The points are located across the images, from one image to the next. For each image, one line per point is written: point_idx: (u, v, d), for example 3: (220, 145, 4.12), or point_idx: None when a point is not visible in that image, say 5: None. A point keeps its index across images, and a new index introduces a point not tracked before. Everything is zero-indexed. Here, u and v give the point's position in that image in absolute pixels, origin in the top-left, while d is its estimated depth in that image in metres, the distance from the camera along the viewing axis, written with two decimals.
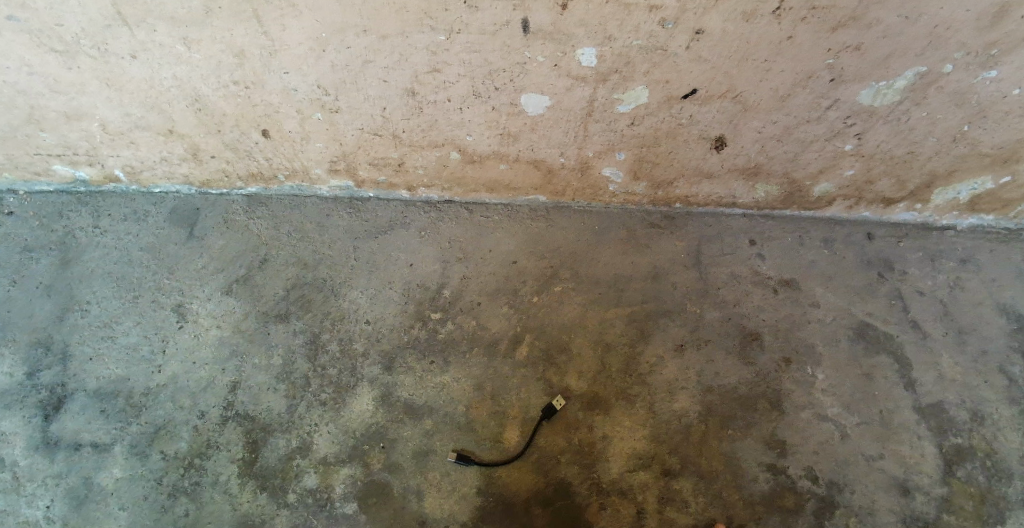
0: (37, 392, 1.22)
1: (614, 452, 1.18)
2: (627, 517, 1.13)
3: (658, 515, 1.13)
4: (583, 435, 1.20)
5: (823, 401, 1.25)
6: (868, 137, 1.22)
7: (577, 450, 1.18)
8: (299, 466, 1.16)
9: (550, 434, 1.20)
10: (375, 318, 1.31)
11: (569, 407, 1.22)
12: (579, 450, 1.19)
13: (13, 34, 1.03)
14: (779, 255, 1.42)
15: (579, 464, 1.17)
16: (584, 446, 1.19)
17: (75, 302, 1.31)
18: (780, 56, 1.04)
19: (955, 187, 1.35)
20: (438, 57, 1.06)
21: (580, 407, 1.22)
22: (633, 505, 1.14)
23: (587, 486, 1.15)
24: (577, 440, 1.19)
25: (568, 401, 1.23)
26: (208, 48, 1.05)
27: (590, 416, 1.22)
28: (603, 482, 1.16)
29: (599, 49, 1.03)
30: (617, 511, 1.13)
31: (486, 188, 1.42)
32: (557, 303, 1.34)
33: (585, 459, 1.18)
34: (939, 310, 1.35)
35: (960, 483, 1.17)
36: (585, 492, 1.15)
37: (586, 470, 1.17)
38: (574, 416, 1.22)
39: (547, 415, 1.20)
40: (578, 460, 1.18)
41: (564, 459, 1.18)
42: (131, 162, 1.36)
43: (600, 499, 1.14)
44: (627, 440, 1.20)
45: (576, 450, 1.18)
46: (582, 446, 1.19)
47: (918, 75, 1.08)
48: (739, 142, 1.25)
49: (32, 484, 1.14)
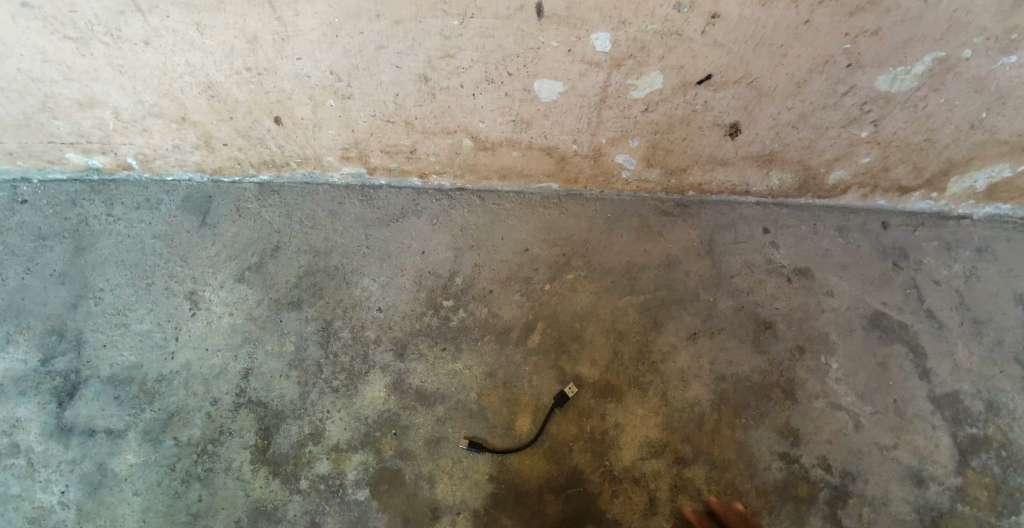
0: (51, 379, 1.23)
1: (627, 442, 1.18)
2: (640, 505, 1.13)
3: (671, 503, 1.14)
4: (596, 424, 1.20)
5: (837, 391, 1.24)
6: (885, 124, 1.21)
7: (590, 438, 1.18)
8: (311, 452, 1.17)
9: (563, 423, 1.19)
10: (387, 306, 1.31)
11: (581, 397, 1.22)
12: (592, 439, 1.18)
13: (28, 20, 1.03)
14: (793, 243, 1.40)
15: (592, 453, 1.17)
16: (597, 435, 1.19)
17: (89, 290, 1.32)
18: (797, 41, 1.03)
19: (972, 175, 1.33)
20: (451, 42, 1.05)
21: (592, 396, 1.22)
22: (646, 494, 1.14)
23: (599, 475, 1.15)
24: (590, 429, 1.19)
25: (581, 390, 1.23)
26: (221, 34, 1.05)
27: (603, 404, 1.21)
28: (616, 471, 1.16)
29: (614, 34, 1.03)
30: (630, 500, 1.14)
31: (498, 176, 1.42)
32: (569, 292, 1.33)
33: (598, 448, 1.18)
34: (955, 299, 1.34)
35: (975, 473, 1.17)
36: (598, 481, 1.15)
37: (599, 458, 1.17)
38: (586, 405, 1.21)
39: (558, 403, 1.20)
40: (591, 449, 1.17)
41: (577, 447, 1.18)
42: (144, 151, 1.37)
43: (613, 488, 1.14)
44: (641, 428, 1.19)
45: (589, 438, 1.18)
46: (595, 435, 1.19)
47: (936, 60, 1.06)
48: (754, 129, 1.24)
49: (48, 469, 1.16)
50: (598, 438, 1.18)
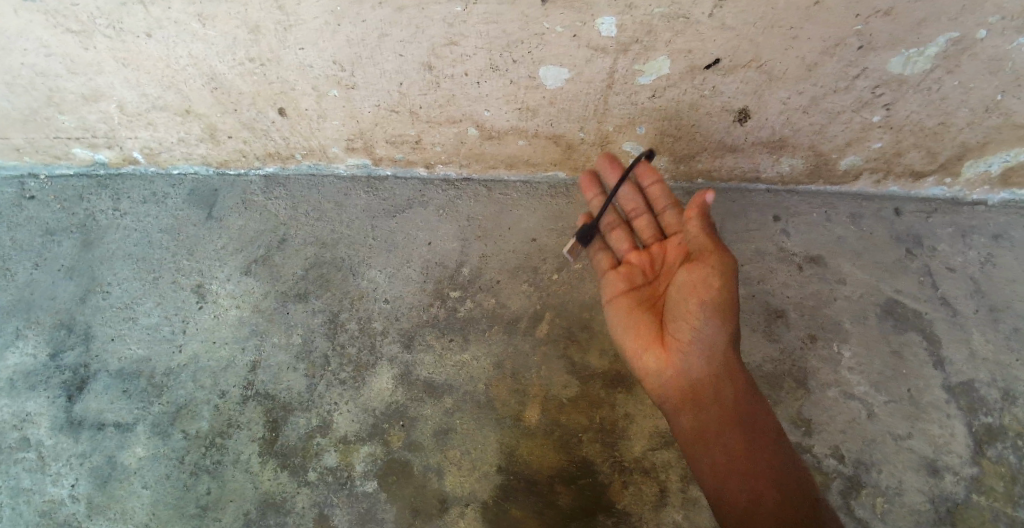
0: (61, 373, 1.24)
1: (719, 300, 1.01)
2: (741, 446, 1.01)
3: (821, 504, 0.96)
4: (645, 257, 1.19)
5: (850, 380, 1.23)
6: (897, 107, 1.18)
7: (609, 280, 1.18)
8: (320, 444, 1.17)
9: (699, 220, 1.03)
10: (394, 297, 1.30)
11: (674, 208, 1.20)
12: (662, 270, 1.16)
13: (31, 14, 1.02)
14: (805, 231, 1.38)
15: (619, 306, 1.14)
16: (644, 271, 1.18)
17: (97, 284, 1.32)
18: (809, 23, 1.00)
19: (988, 159, 1.30)
20: (455, 29, 1.03)
21: (647, 208, 1.23)
22: (766, 409, 1.04)
23: (648, 337, 1.09)
24: (594, 259, 1.22)
25: (643, 188, 1.23)
26: (223, 24, 1.04)
27: (704, 233, 1.03)
28: (719, 328, 1.02)
29: (620, 18, 1.00)
30: (731, 408, 1.04)
31: (505, 165, 1.40)
32: (579, 281, 1.31)
33: (694, 287, 1.02)
34: (970, 287, 1.31)
35: (991, 463, 1.15)
36: (661, 343, 1.07)
37: (620, 315, 1.13)
38: (675, 221, 1.19)
39: (708, 200, 1.03)
40: (622, 300, 1.15)
41: (678, 278, 1.06)
42: (150, 144, 1.37)
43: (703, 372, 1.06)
44: (730, 290, 1.01)
45: (614, 281, 1.17)
46: (637, 269, 1.18)
47: (951, 41, 1.03)
48: (764, 114, 1.22)
49: (58, 463, 1.16)
50: (664, 284, 1.14)
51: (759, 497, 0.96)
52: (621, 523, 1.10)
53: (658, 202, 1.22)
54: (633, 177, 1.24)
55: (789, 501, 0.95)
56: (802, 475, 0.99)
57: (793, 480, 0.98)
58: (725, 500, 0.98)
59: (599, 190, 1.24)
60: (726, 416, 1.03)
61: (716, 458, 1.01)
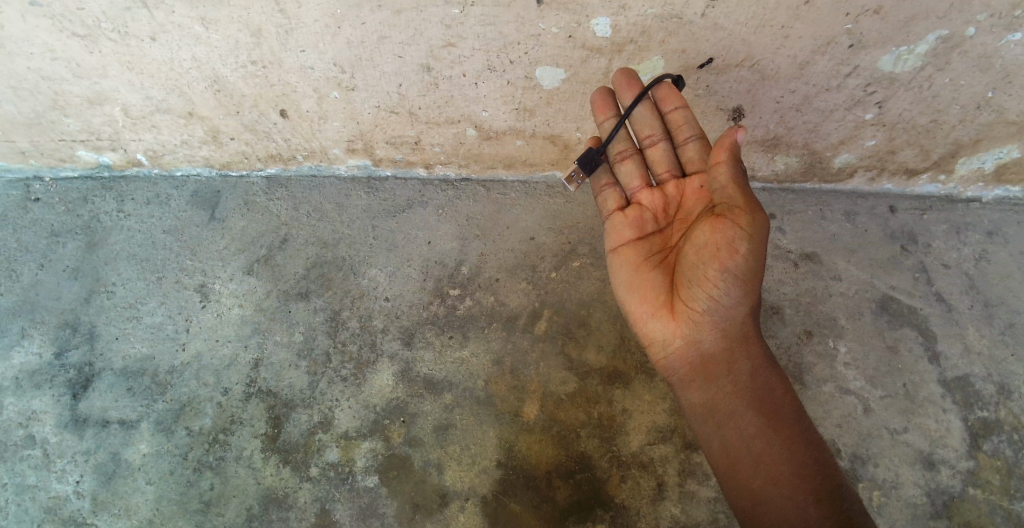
0: (65, 372, 1.26)
1: (743, 268, 0.97)
2: (755, 428, 1.02)
3: (839, 495, 0.97)
4: (657, 196, 1.15)
5: (846, 375, 1.24)
6: (889, 105, 1.20)
7: (615, 224, 1.15)
8: (322, 440, 1.18)
9: (731, 172, 0.96)
10: (394, 295, 1.32)
11: (696, 140, 1.12)
12: (676, 218, 1.13)
13: (37, 19, 1.05)
14: (801, 228, 1.39)
15: (625, 258, 1.13)
16: (655, 216, 1.15)
17: (102, 284, 1.34)
18: (798, 22, 1.02)
19: (981, 156, 1.31)
20: (452, 31, 1.05)
21: (665, 136, 1.15)
22: (784, 388, 1.06)
23: (655, 303, 1.08)
24: (601, 197, 1.18)
25: (662, 113, 1.14)
26: (225, 27, 1.06)
27: (736, 187, 0.96)
28: (738, 296, 1.01)
29: (614, 19, 1.03)
30: (745, 384, 1.05)
31: (503, 165, 1.42)
32: (577, 279, 1.33)
33: (718, 248, 0.98)
34: (965, 283, 1.33)
35: (987, 456, 1.16)
36: (672, 308, 1.06)
37: (626, 270, 1.12)
38: (694, 157, 1.13)
39: (739, 142, 0.95)
40: (629, 252, 1.13)
41: (699, 235, 1.02)
42: (153, 147, 1.39)
43: (714, 345, 1.07)
44: (755, 256, 0.97)
45: (622, 225, 1.15)
46: (647, 213, 1.15)
47: (941, 38, 1.05)
48: (758, 112, 1.24)
49: (63, 461, 1.18)
50: (676, 232, 1.12)
51: (772, 486, 0.98)
52: (620, 517, 1.11)
53: (681, 131, 1.13)
54: (653, 96, 1.13)
55: (804, 491, 0.97)
56: (822, 461, 1.00)
57: (809, 466, 0.99)
58: (734, 484, 1.00)
59: (614, 111, 1.14)
60: (742, 398, 1.05)
61: (726, 435, 1.03)
